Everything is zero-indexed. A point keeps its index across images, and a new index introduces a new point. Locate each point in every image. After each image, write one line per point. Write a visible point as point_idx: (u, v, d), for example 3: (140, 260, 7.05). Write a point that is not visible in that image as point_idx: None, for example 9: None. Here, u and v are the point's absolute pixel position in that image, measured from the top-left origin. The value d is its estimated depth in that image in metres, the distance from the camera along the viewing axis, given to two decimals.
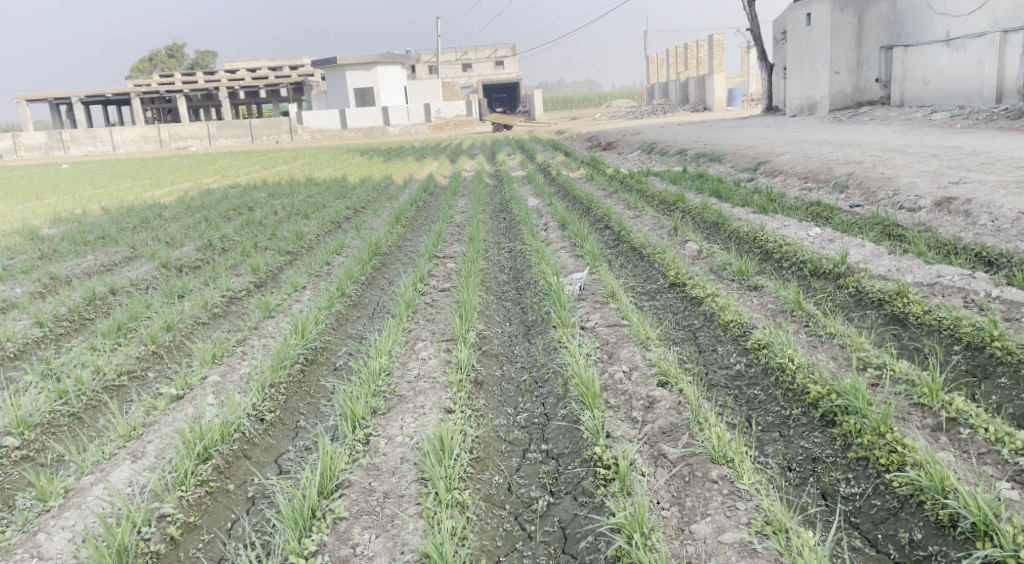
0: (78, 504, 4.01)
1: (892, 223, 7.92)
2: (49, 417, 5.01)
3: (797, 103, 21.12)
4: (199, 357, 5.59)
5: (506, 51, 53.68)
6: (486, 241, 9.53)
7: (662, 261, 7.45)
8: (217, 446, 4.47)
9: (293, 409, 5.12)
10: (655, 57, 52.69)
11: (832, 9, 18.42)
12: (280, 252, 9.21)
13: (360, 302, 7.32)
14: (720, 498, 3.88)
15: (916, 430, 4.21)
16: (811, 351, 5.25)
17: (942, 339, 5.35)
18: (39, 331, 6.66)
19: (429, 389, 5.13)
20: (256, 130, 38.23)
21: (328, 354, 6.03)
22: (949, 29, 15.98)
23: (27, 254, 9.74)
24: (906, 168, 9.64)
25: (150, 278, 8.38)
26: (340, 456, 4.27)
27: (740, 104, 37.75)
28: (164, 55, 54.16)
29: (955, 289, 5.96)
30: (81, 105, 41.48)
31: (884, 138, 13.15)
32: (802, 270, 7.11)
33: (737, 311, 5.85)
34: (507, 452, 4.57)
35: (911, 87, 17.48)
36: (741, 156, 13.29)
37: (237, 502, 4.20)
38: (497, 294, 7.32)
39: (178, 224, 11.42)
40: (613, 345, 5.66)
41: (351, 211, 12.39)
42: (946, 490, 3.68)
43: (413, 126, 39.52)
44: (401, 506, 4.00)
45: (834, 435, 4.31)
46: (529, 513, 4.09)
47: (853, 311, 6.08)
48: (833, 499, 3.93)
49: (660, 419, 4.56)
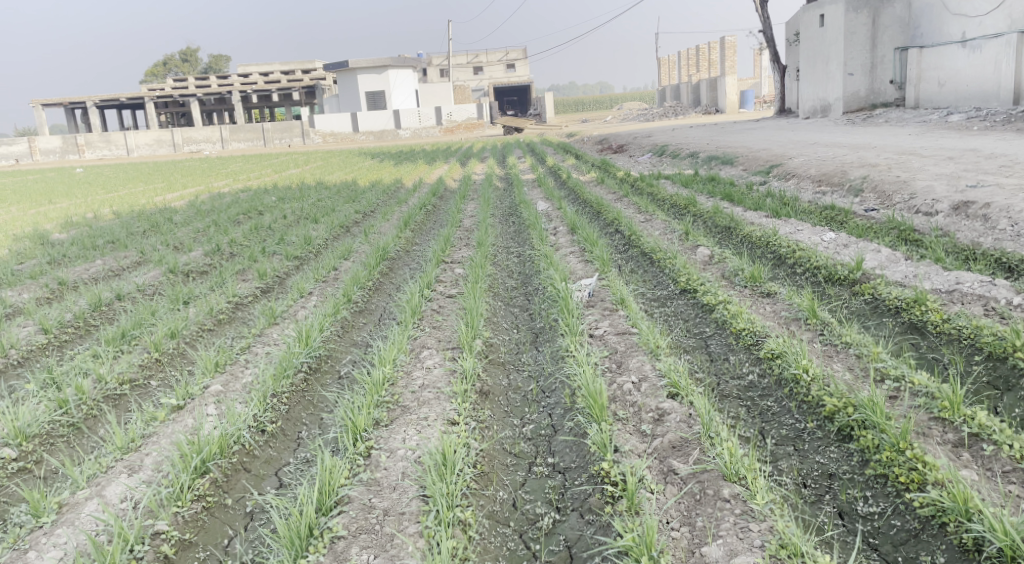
0: (71, 522, 3.92)
1: (908, 228, 7.74)
2: (49, 428, 4.93)
3: (811, 105, 20.89)
4: (202, 367, 5.48)
5: (518, 53, 53.56)
6: (495, 245, 9.41)
7: (673, 267, 7.31)
8: (215, 460, 4.38)
9: (296, 419, 5.02)
10: (666, 59, 52.43)
11: (846, 10, 18.18)
12: (288, 257, 9.14)
13: (366, 309, 7.22)
14: (732, 519, 3.74)
15: (936, 446, 4.04)
16: (826, 361, 5.09)
17: (962, 350, 5.18)
18: (43, 338, 6.60)
19: (433, 399, 5.00)
20: (268, 133, 38.30)
21: (332, 362, 5.92)
22: (965, 29, 15.72)
23: (36, 259, 9.70)
24: (922, 171, 9.45)
25: (157, 283, 8.32)
26: (340, 471, 4.17)
27: (753, 105, 37.45)
28: (178, 59, 54.50)
29: (976, 297, 5.78)
30: (97, 110, 41.74)
31: (900, 140, 12.92)
32: (816, 276, 6.94)
33: (749, 319, 5.70)
34: (513, 466, 4.46)
35: (927, 89, 17.24)
36: (753, 159, 13.12)
37: (235, 518, 4.11)
38: (504, 301, 7.20)
39: (187, 229, 11.36)
40: (622, 354, 5.52)
41: (360, 214, 12.30)
42: (971, 513, 3.53)
43: (424, 129, 39.51)
44: (401, 525, 3.89)
45: (852, 450, 4.16)
46: (534, 530, 3.97)
47: (869, 319, 5.91)
48: (851, 519, 3.79)
49: (671, 433, 4.42)
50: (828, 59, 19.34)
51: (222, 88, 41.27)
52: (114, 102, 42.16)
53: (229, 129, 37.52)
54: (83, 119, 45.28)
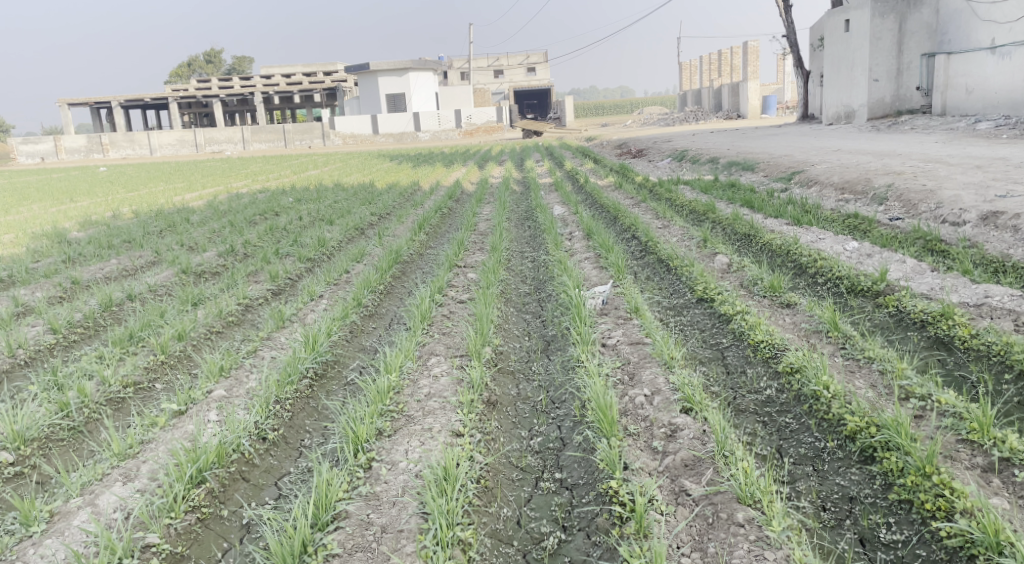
0: (60, 531, 3.84)
1: (935, 238, 7.50)
2: (49, 431, 4.85)
3: (834, 112, 20.58)
4: (206, 370, 5.37)
5: (538, 56, 53.42)
6: (509, 250, 9.27)
7: (689, 275, 7.12)
8: (212, 469, 4.28)
9: (299, 427, 4.90)
10: (688, 63, 52.11)
11: (872, 15, 17.88)
12: (300, 259, 9.04)
13: (377, 313, 7.09)
14: (747, 546, 3.56)
15: (964, 471, 3.83)
16: (848, 377, 4.87)
17: (991, 367, 4.97)
18: (51, 338, 6.52)
19: (439, 409, 4.86)
20: (289, 134, 38.39)
21: (339, 367, 5.80)
22: (994, 36, 15.36)
23: (52, 258, 9.67)
24: (950, 180, 9.17)
25: (169, 284, 8.24)
26: (338, 484, 4.04)
27: (776, 110, 36.96)
28: (202, 61, 55.15)
29: (1006, 312, 5.55)
30: (121, 110, 42.23)
31: (926, 148, 12.60)
32: (838, 286, 6.72)
33: (768, 331, 5.51)
34: (519, 481, 4.30)
35: (954, 97, 16.84)
36: (775, 165, 12.88)
37: (230, 531, 4.01)
38: (517, 307, 7.05)
39: (203, 229, 11.31)
40: (634, 365, 5.34)
41: (376, 217, 12.20)
42: (1002, 546, 3.35)
43: (444, 132, 39.48)
44: (398, 544, 3.74)
45: (874, 472, 3.97)
46: (539, 551, 3.82)
47: (893, 333, 5.68)
48: (873, 547, 3.60)
49: (683, 450, 4.23)
50: (853, 65, 19.00)
51: (245, 89, 41.44)
52: (139, 103, 42.63)
53: (251, 130, 37.68)
54: (108, 119, 45.87)
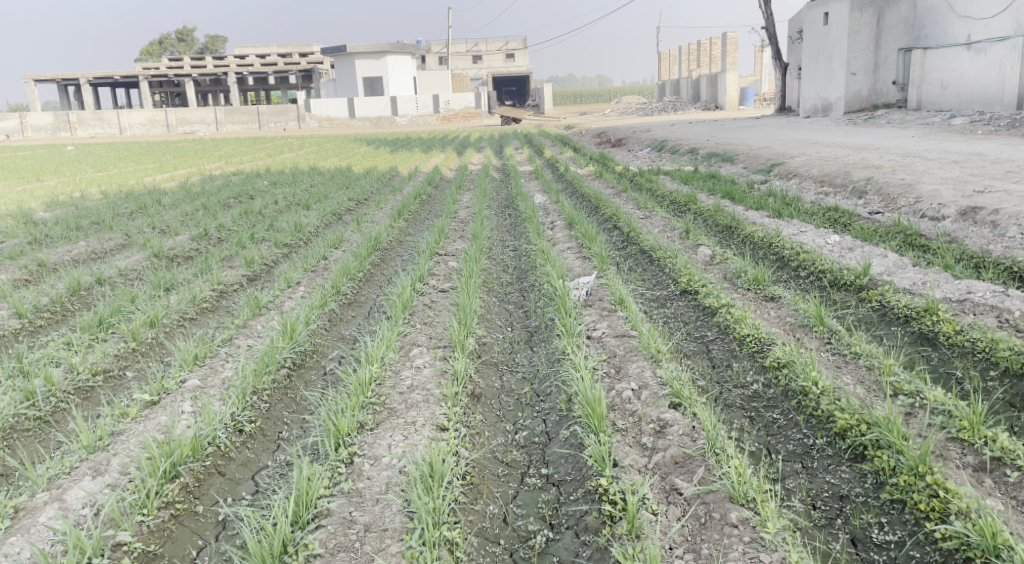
0: (26, 528, 3.68)
1: (915, 232, 7.51)
2: (13, 421, 4.65)
3: (811, 105, 20.66)
4: (179, 358, 5.20)
5: (516, 43, 52.95)
6: (490, 238, 9.13)
7: (673, 267, 7.05)
8: (187, 464, 4.12)
9: (277, 419, 4.75)
10: (667, 54, 52.12)
11: (851, 9, 17.91)
12: (277, 245, 8.81)
13: (355, 301, 6.92)
14: (741, 548, 3.49)
15: (957, 471, 3.80)
16: (836, 373, 4.83)
17: (975, 363, 4.97)
18: (16, 323, 6.27)
19: (422, 402, 4.73)
20: (263, 116, 37.72)
21: (317, 357, 5.64)
22: (970, 32, 15.45)
23: (17, 238, 9.33)
24: (928, 175, 9.22)
25: (140, 268, 7.98)
26: (319, 480, 3.93)
27: (753, 103, 37.07)
28: (174, 39, 54.03)
29: (988, 307, 5.55)
30: (89, 88, 41.21)
31: (904, 142, 12.64)
32: (820, 280, 6.70)
33: (754, 324, 5.43)
34: (504, 477, 4.20)
35: (930, 91, 16.95)
36: (755, 157, 12.87)
37: (206, 527, 3.88)
38: (499, 297, 6.94)
39: (175, 212, 11.01)
40: (620, 358, 5.25)
41: (353, 202, 11.98)
42: (999, 549, 3.30)
43: (421, 117, 38.96)
44: (382, 543, 3.63)
45: (865, 471, 3.92)
46: (526, 550, 3.73)
47: (877, 328, 5.66)
48: (865, 547, 3.57)
49: (672, 447, 4.16)
50: (832, 58, 19.05)
51: (217, 69, 40.63)
52: (108, 80, 41.58)
53: (224, 111, 37.00)
54: (76, 97, 44.76)
